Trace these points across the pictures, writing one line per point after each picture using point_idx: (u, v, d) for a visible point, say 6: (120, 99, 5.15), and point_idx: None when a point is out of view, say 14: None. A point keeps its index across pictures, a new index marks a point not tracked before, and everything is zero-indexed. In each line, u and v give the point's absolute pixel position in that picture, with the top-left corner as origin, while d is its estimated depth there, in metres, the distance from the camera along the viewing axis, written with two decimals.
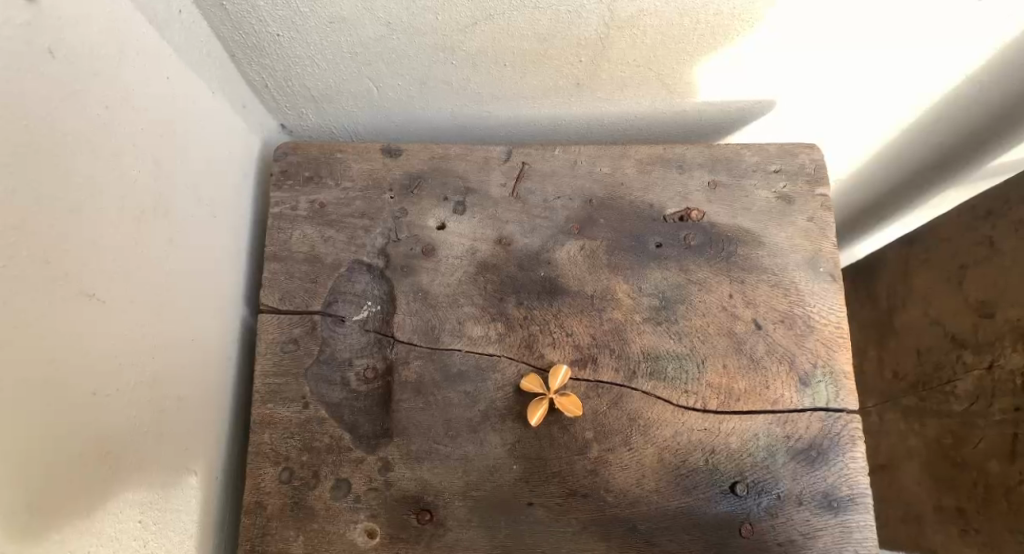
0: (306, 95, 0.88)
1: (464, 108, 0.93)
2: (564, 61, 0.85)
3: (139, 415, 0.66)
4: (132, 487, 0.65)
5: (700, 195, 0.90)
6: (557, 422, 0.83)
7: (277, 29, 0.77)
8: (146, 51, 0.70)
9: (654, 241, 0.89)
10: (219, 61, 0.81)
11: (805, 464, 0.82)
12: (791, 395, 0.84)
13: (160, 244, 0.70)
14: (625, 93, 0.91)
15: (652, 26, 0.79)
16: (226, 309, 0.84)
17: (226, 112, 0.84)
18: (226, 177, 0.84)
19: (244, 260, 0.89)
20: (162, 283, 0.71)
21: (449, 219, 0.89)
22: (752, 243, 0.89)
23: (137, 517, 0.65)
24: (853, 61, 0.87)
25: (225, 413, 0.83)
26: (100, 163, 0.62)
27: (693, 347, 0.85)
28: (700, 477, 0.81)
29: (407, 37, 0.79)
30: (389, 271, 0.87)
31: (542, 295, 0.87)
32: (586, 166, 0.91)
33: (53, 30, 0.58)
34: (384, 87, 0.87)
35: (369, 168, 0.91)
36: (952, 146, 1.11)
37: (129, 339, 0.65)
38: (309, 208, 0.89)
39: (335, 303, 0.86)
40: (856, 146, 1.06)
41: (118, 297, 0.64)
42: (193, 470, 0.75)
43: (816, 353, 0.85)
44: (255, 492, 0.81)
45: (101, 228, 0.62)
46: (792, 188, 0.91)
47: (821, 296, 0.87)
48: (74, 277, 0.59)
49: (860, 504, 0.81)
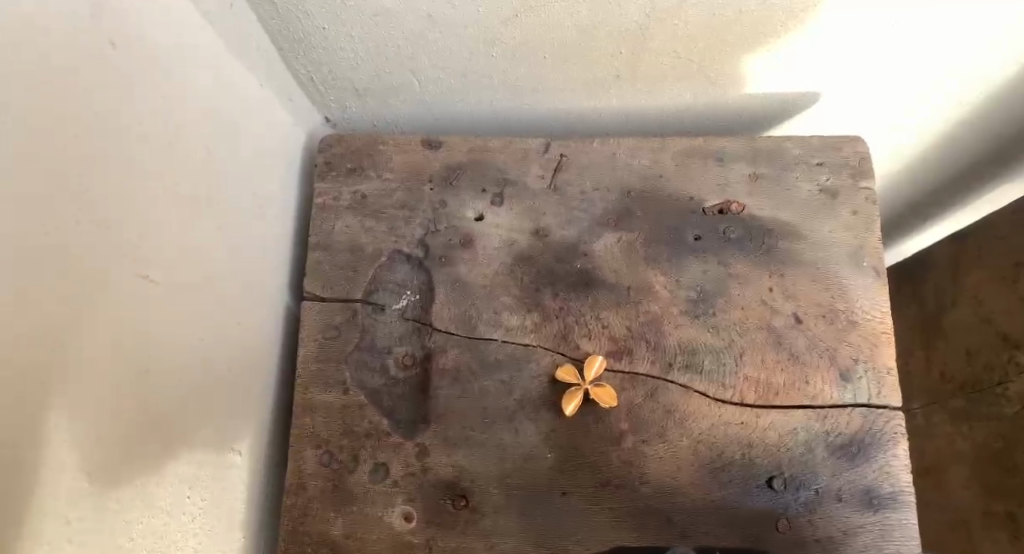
0: (349, 89, 0.91)
1: (504, 100, 0.94)
2: (603, 53, 0.85)
3: (189, 393, 0.69)
4: (182, 463, 0.68)
5: (740, 187, 0.90)
6: (593, 413, 0.83)
7: (323, 23, 0.79)
8: (199, 44, 0.72)
9: (692, 234, 0.88)
10: (266, 54, 0.84)
11: (846, 460, 0.81)
12: (831, 390, 0.82)
13: (210, 232, 0.73)
14: (665, 86, 0.91)
15: (694, 17, 0.79)
16: (270, 295, 0.86)
17: (273, 103, 0.87)
18: (272, 167, 0.87)
19: (289, 248, 0.91)
20: (211, 270, 0.73)
21: (487, 210, 0.90)
22: (793, 237, 0.87)
23: (186, 491, 0.68)
24: (902, 52, 0.85)
25: (270, 397, 0.86)
26: (151, 150, 0.65)
27: (730, 339, 0.84)
28: (736, 471, 0.81)
29: (448, 31, 0.81)
30: (427, 260, 0.89)
31: (579, 287, 0.87)
32: (623, 159, 0.91)
33: (114, 22, 0.61)
34: (426, 80, 0.89)
35: (409, 160, 0.92)
36: (1005, 139, 1.08)
37: (178, 321, 0.68)
38: (352, 199, 0.91)
39: (375, 292, 0.88)
40: (903, 137, 1.04)
41: (170, 279, 0.67)
42: (238, 448, 0.78)
43: (857, 349, 0.83)
44: (297, 473, 0.83)
45: (152, 214, 0.65)
46: (834, 181, 0.89)
47: (864, 292, 0.85)
48: (131, 258, 0.62)
49: (902, 503, 0.79)
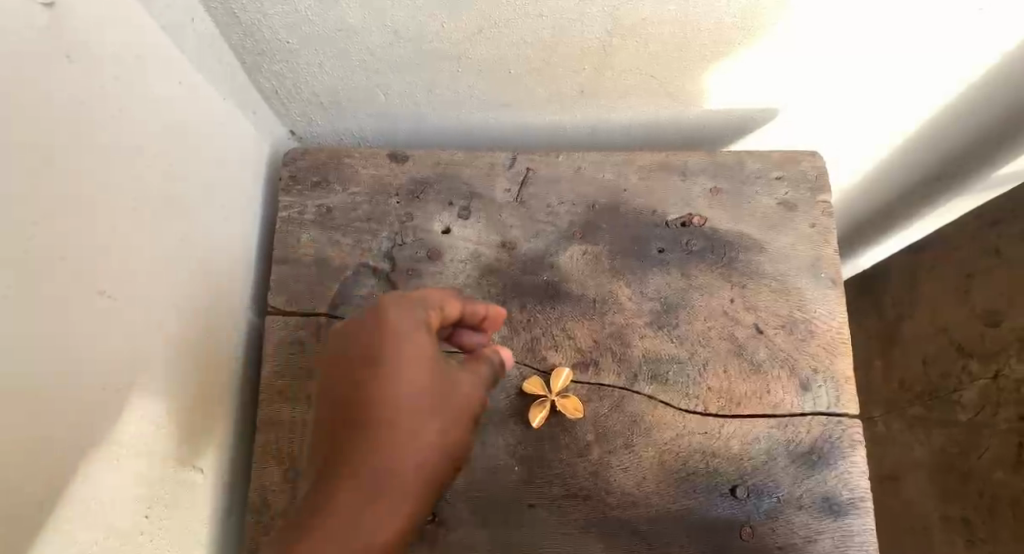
0: (315, 102, 0.91)
1: (470, 114, 0.95)
2: (568, 69, 0.86)
3: (150, 411, 0.68)
4: (139, 484, 0.66)
5: (702, 201, 0.92)
6: (559, 425, 0.83)
7: (287, 36, 0.79)
8: (160, 57, 0.71)
9: (656, 246, 0.90)
10: (229, 67, 0.83)
11: (806, 468, 0.82)
12: (792, 398, 0.84)
13: (171, 246, 0.72)
14: (628, 102, 0.93)
15: (655, 35, 0.80)
16: (233, 310, 0.85)
17: (236, 116, 0.86)
18: (235, 180, 0.86)
19: (253, 262, 0.91)
20: (171, 284, 0.72)
21: (454, 223, 0.91)
22: (753, 248, 0.89)
23: (143, 512, 0.66)
24: (854, 71, 0.88)
25: (234, 414, 0.85)
26: (111, 164, 0.63)
27: (693, 350, 0.86)
28: (701, 480, 0.82)
29: (413, 46, 0.81)
30: (394, 274, 0.88)
31: (545, 299, 0.88)
32: (589, 172, 0.93)
33: (71, 33, 0.59)
34: (392, 94, 0.90)
35: (376, 173, 0.92)
36: (953, 154, 1.12)
37: (136, 336, 0.66)
38: (317, 212, 0.91)
39: (340, 306, 0.87)
40: (858, 154, 1.08)
41: (130, 295, 0.66)
42: (199, 466, 0.77)
43: (816, 359, 0.85)
44: (261, 491, 0.82)
45: (110, 228, 0.63)
46: (793, 195, 0.92)
47: (821, 302, 0.87)
48: (90, 275, 0.60)
49: (860, 509, 0.81)
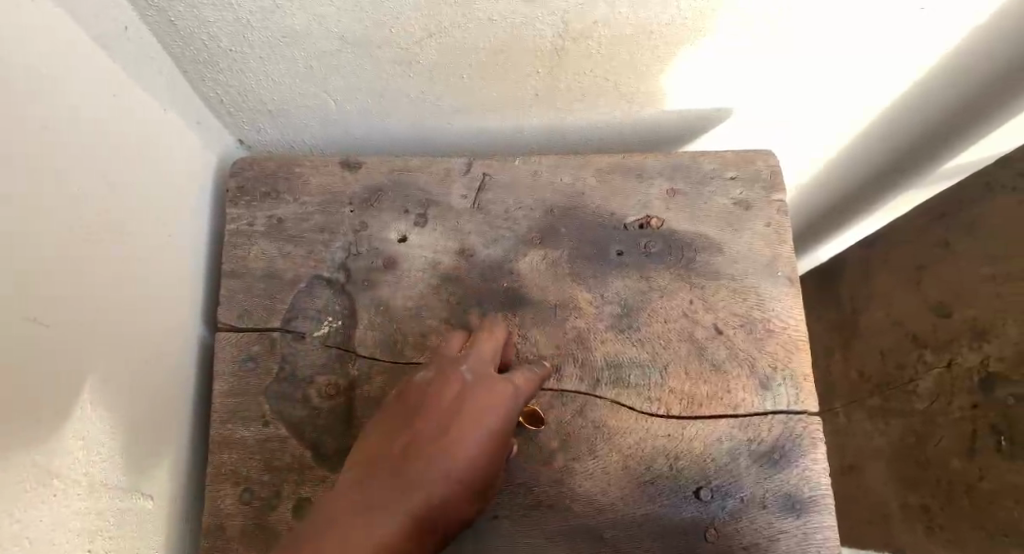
0: (262, 110, 0.88)
1: (423, 120, 0.93)
2: (521, 73, 0.85)
3: (91, 440, 0.65)
4: (80, 518, 0.63)
5: (659, 202, 0.91)
6: (521, 433, 0.82)
7: (229, 44, 0.76)
8: (92, 69, 0.68)
9: (615, 249, 0.89)
10: (169, 77, 0.80)
11: (768, 467, 0.82)
12: (752, 398, 0.84)
13: (109, 264, 0.69)
14: (583, 105, 0.92)
15: (606, 37, 0.80)
16: (181, 329, 0.82)
17: (179, 127, 0.83)
18: (181, 194, 0.83)
19: (202, 276, 0.87)
20: (112, 304, 0.69)
21: (410, 231, 0.89)
22: (711, 249, 0.90)
23: (86, 547, 0.63)
24: (803, 72, 0.89)
25: (185, 437, 0.82)
26: (38, 181, 0.60)
27: (654, 353, 0.85)
28: (665, 483, 0.82)
29: (361, 51, 0.79)
30: (349, 285, 0.87)
31: (505, 306, 0.87)
32: (546, 176, 0.92)
33: None
34: (341, 100, 0.87)
35: (327, 182, 0.90)
36: (900, 150, 1.15)
37: (73, 362, 0.63)
38: (267, 223, 0.88)
39: (294, 319, 0.85)
40: (809, 152, 1.09)
41: (66, 319, 0.62)
42: (149, 493, 0.74)
43: (774, 357, 0.86)
44: (215, 514, 0.79)
45: (39, 249, 0.60)
46: (747, 194, 0.92)
47: (779, 301, 0.88)
48: (19, 301, 0.57)
49: (822, 506, 0.81)
